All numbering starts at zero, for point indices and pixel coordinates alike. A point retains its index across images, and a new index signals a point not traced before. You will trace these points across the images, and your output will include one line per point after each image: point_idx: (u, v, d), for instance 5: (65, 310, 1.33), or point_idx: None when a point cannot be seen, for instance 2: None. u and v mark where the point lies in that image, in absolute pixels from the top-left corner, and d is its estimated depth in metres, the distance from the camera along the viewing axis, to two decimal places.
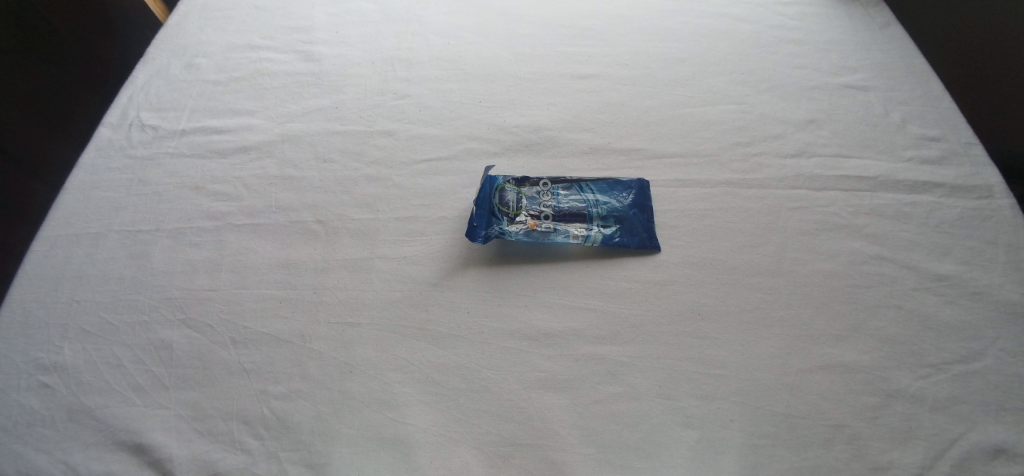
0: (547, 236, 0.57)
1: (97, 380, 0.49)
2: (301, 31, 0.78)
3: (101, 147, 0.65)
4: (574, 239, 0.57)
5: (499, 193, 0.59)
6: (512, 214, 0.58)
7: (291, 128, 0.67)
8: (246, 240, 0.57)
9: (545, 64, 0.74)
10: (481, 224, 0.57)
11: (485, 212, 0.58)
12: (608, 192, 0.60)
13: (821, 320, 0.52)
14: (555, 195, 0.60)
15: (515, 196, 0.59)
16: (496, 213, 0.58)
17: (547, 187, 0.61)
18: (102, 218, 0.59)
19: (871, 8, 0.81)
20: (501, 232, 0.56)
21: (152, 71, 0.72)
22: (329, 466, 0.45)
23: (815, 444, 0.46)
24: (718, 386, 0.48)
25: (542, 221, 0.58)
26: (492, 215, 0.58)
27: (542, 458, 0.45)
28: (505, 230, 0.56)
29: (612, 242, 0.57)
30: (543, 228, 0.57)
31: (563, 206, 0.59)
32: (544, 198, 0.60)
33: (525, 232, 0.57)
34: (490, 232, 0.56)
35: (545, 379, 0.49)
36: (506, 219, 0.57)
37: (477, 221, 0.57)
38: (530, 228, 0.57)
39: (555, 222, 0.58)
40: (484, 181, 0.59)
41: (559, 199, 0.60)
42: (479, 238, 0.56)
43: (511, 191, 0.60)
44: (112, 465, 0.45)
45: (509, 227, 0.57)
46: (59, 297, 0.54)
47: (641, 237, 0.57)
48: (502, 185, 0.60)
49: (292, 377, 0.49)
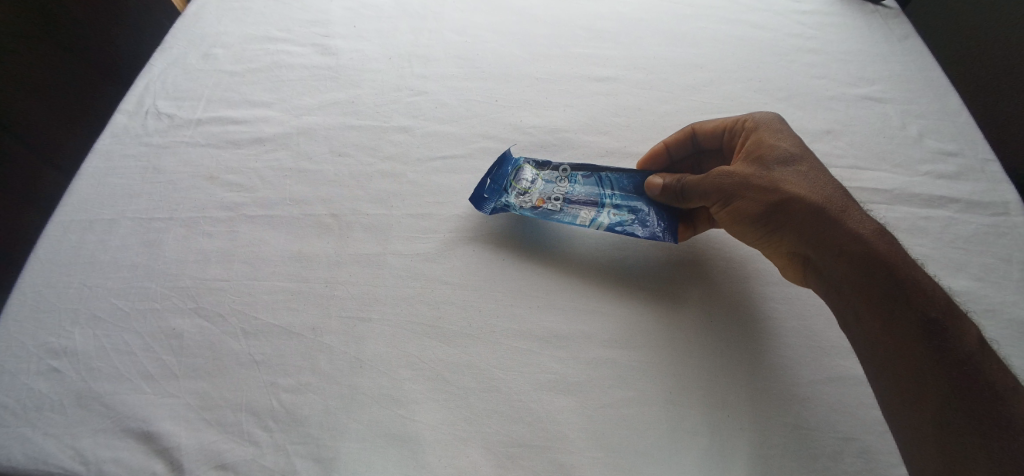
0: (553, 216, 0.58)
1: (108, 366, 0.49)
2: (318, 25, 0.78)
3: (117, 134, 0.65)
4: (580, 222, 0.57)
5: (516, 172, 0.61)
6: (523, 191, 0.59)
7: (306, 121, 0.67)
8: (259, 232, 0.57)
9: (562, 65, 0.73)
10: (491, 197, 0.59)
11: (496, 184, 0.60)
12: (625, 180, 0.60)
13: (832, 332, 0.52)
14: (572, 181, 0.60)
15: (531, 176, 0.61)
16: (508, 188, 0.60)
17: (565, 173, 0.61)
18: (116, 205, 0.59)
19: (890, 20, 0.81)
20: (507, 205, 0.58)
21: (169, 60, 0.72)
22: (337, 461, 0.45)
23: (825, 456, 0.45)
24: (728, 394, 0.48)
25: (550, 201, 0.59)
26: (503, 190, 0.59)
27: (552, 461, 0.45)
28: (511, 204, 0.58)
29: (617, 229, 0.57)
30: (550, 207, 0.58)
31: (576, 193, 0.60)
32: (561, 182, 0.60)
33: (532, 209, 0.58)
34: (497, 206, 0.58)
35: (556, 381, 0.48)
36: (514, 194, 0.59)
37: (488, 193, 0.59)
38: (537, 205, 0.58)
39: (565, 203, 0.59)
40: (502, 159, 0.60)
41: (575, 186, 0.60)
42: (484, 208, 0.58)
43: (528, 171, 0.61)
44: (121, 452, 0.46)
45: (517, 201, 0.58)
46: (72, 282, 0.54)
47: (652, 227, 0.57)
48: (521, 165, 0.61)
49: (302, 370, 0.49)
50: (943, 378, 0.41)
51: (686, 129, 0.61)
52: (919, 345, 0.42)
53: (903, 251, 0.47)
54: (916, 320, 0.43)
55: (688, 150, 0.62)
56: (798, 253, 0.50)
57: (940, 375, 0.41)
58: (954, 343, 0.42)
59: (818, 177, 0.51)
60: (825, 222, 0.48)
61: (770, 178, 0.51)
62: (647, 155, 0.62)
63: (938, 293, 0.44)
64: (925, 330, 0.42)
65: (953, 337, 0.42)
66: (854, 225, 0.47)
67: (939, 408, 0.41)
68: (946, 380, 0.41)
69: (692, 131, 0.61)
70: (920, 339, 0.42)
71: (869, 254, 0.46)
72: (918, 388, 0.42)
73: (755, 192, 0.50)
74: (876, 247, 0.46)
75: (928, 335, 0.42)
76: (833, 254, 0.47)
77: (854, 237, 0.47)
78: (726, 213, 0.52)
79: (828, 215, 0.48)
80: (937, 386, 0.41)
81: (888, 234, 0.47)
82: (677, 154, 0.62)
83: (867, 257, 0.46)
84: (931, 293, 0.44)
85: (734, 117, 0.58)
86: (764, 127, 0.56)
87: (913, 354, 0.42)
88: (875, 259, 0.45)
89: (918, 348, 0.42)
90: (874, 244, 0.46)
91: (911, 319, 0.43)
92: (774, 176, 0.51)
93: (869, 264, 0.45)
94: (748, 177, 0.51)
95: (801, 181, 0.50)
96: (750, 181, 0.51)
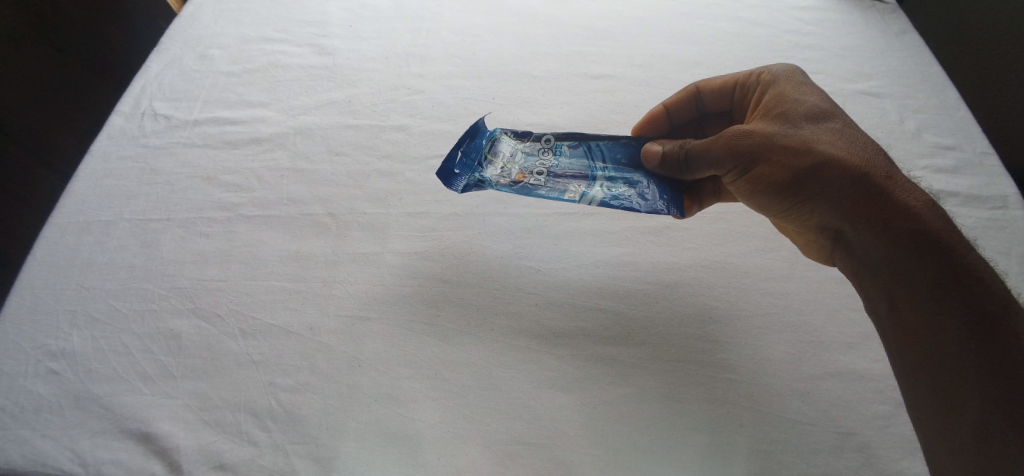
0: (535, 192, 0.52)
1: (106, 368, 0.49)
2: (315, 25, 0.77)
3: (113, 136, 0.65)
4: (570, 198, 0.51)
5: (491, 142, 0.53)
6: (500, 165, 0.52)
7: (303, 121, 0.67)
8: (256, 232, 0.57)
9: (559, 63, 0.73)
10: (462, 172, 0.51)
11: (469, 158, 0.52)
12: (616, 149, 0.54)
13: (833, 327, 0.52)
14: (557, 152, 0.53)
15: (510, 148, 0.53)
16: (483, 162, 0.52)
17: (548, 144, 0.53)
18: (113, 206, 0.59)
19: (888, 15, 0.81)
20: (481, 180, 0.51)
21: (165, 62, 0.72)
22: (336, 460, 0.45)
23: (825, 451, 0.45)
24: (728, 390, 0.48)
25: (532, 176, 0.52)
26: (477, 164, 0.52)
27: (550, 458, 0.45)
28: (486, 179, 0.51)
29: (612, 203, 0.51)
30: (533, 182, 0.52)
31: (562, 167, 0.53)
32: (544, 156, 0.53)
33: (511, 185, 0.51)
34: (470, 183, 0.51)
35: (556, 379, 0.48)
36: (490, 168, 0.52)
37: (459, 168, 0.51)
38: (518, 180, 0.51)
39: (549, 178, 0.52)
40: (475, 128, 0.52)
41: (560, 159, 0.53)
42: (456, 185, 0.51)
43: (505, 143, 0.53)
44: (119, 454, 0.45)
45: (494, 176, 0.51)
46: (69, 284, 0.54)
47: (651, 200, 0.53)
48: (497, 136, 0.53)
49: (301, 370, 0.49)
50: (970, 375, 0.38)
51: (690, 87, 0.61)
52: (946, 335, 0.39)
53: (946, 217, 0.43)
54: (951, 303, 0.39)
55: (689, 110, 0.62)
56: (824, 223, 0.47)
57: (968, 371, 0.38)
58: (1008, 338, 0.38)
59: (847, 136, 0.48)
60: (860, 188, 0.45)
61: (799, 139, 0.47)
62: (644, 120, 0.63)
63: (981, 265, 0.41)
64: (966, 312, 0.39)
65: (1005, 330, 0.38)
66: (891, 190, 0.44)
67: (961, 406, 0.38)
68: (971, 380, 0.38)
69: (696, 89, 0.61)
70: (960, 326, 0.39)
71: (906, 223, 0.43)
72: (937, 382, 0.39)
73: (781, 155, 0.47)
74: (918, 219, 0.42)
75: (973, 325, 0.39)
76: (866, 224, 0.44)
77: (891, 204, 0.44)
78: (747, 181, 0.49)
79: (862, 180, 0.45)
80: (959, 383, 0.38)
81: (929, 200, 0.44)
82: (676, 116, 0.63)
83: (909, 232, 0.42)
84: (983, 277, 0.40)
85: (752, 71, 0.56)
86: (783, 84, 0.53)
87: (942, 343, 0.39)
88: (916, 235, 0.42)
89: (946, 337, 0.39)
90: (913, 211, 0.43)
91: (954, 302, 0.39)
92: (800, 136, 0.47)
93: (909, 238, 0.42)
94: (773, 140, 0.47)
95: (830, 141, 0.47)
96: (776, 143, 0.47)
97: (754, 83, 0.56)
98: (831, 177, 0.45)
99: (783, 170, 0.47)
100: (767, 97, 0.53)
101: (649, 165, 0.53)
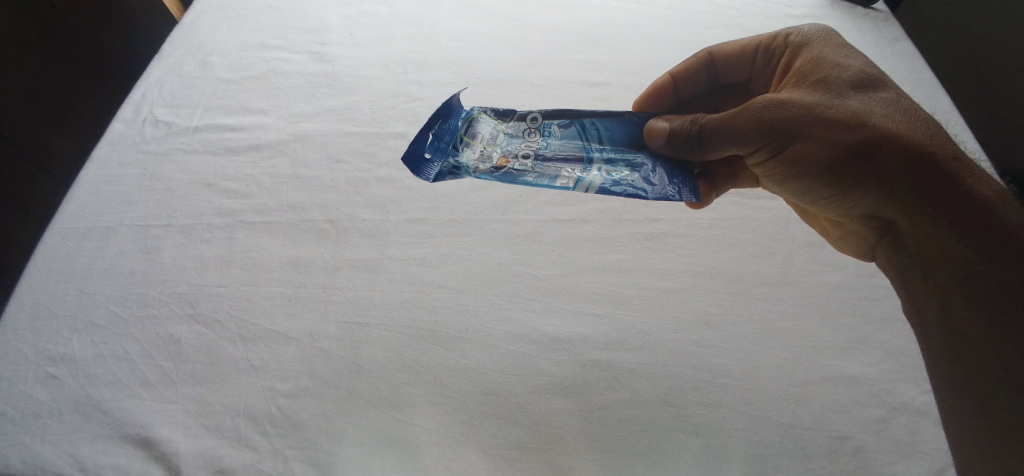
0: (521, 178, 0.50)
1: (106, 373, 0.50)
2: (314, 32, 0.78)
3: (114, 142, 0.65)
4: (562, 185, 0.49)
5: (468, 124, 0.52)
6: (478, 148, 0.51)
7: (303, 128, 0.67)
8: (256, 238, 0.58)
9: (557, 70, 0.74)
10: (435, 158, 0.51)
11: (442, 142, 0.52)
12: (617, 130, 0.51)
13: (827, 332, 0.52)
14: (545, 134, 0.51)
15: (490, 130, 0.52)
16: (459, 145, 0.51)
17: (535, 125, 0.51)
18: (114, 212, 0.59)
19: (881, 23, 0.82)
20: (455, 165, 0.50)
21: (165, 69, 0.73)
22: (336, 465, 0.45)
23: (818, 454, 0.46)
24: (723, 395, 0.48)
25: (516, 160, 0.50)
26: (452, 148, 0.51)
27: (547, 462, 0.46)
28: (461, 164, 0.50)
29: (612, 190, 0.48)
30: (517, 167, 0.50)
31: (552, 149, 0.50)
32: (531, 138, 0.51)
33: (493, 171, 0.50)
34: (442, 170, 0.50)
35: (553, 384, 0.49)
36: (467, 152, 0.51)
37: (431, 154, 0.51)
38: (500, 166, 0.50)
39: (537, 162, 0.50)
40: (450, 112, 0.53)
41: (550, 141, 0.51)
42: (424, 174, 0.51)
43: (485, 124, 0.52)
44: (118, 459, 0.46)
45: (470, 162, 0.50)
46: (69, 290, 0.54)
47: (659, 185, 0.49)
48: (476, 117, 0.52)
49: (300, 375, 0.49)
50: (1014, 387, 0.38)
51: (702, 53, 0.59)
52: (993, 340, 0.39)
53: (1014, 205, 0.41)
54: (1009, 304, 0.38)
55: (700, 78, 0.60)
56: (868, 205, 0.45)
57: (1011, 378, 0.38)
58: None
59: (898, 108, 0.45)
60: (917, 170, 0.42)
61: (848, 112, 0.43)
62: (649, 91, 0.61)
63: None
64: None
65: None
66: (952, 173, 0.41)
67: (1002, 414, 0.38)
68: (1012, 395, 0.38)
69: (708, 55, 0.59)
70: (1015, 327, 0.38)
71: (968, 212, 0.40)
72: (973, 389, 0.40)
73: (825, 131, 0.43)
74: (979, 205, 0.40)
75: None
76: (921, 209, 0.41)
77: (950, 188, 0.41)
78: (782, 159, 0.46)
79: (919, 160, 0.42)
80: (991, 392, 0.39)
81: (995, 186, 0.41)
82: (682, 88, 0.60)
83: (968, 220, 0.40)
84: None
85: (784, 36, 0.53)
86: (820, 49, 0.49)
87: (992, 345, 0.39)
88: (977, 223, 0.40)
89: (997, 339, 0.38)
90: (976, 198, 0.40)
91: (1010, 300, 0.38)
92: (848, 109, 0.44)
93: (969, 227, 0.40)
94: (815, 113, 0.44)
95: (879, 114, 0.44)
96: (819, 117, 0.43)
97: (784, 47, 0.52)
98: (884, 157, 0.42)
99: (826, 147, 0.43)
100: (802, 62, 0.50)
101: (653, 142, 0.50)
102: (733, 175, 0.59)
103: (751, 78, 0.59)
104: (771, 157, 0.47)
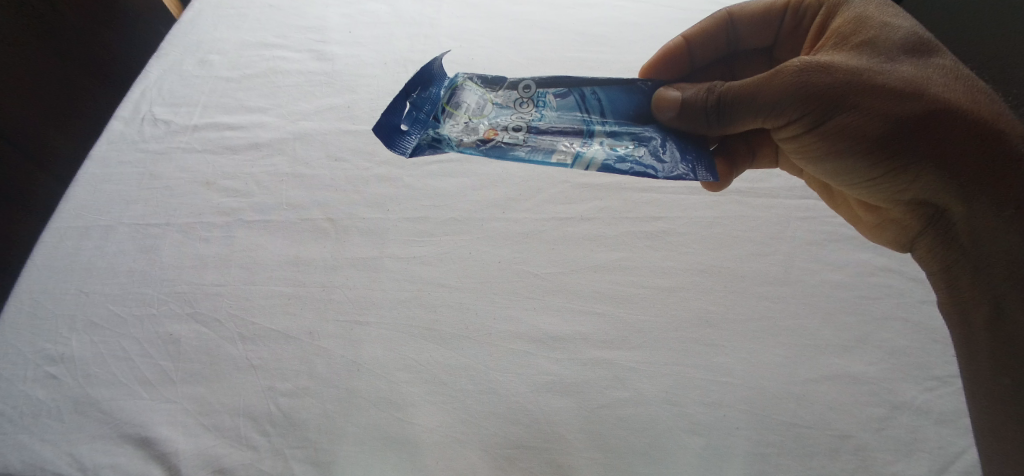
0: (511, 152, 0.46)
1: (104, 372, 0.49)
2: (314, 31, 0.78)
3: (113, 140, 0.65)
4: (558, 160, 0.45)
5: (452, 92, 0.49)
6: (461, 119, 0.48)
7: (302, 126, 0.67)
8: (256, 237, 0.58)
9: (557, 69, 0.74)
10: (413, 132, 0.47)
11: (421, 114, 0.48)
12: (620, 106, 0.49)
13: (828, 330, 0.52)
14: (540, 104, 0.48)
15: (476, 99, 0.49)
16: (440, 116, 0.48)
17: (529, 95, 0.49)
18: (113, 211, 0.59)
19: None
20: (434, 138, 0.47)
21: (164, 67, 0.73)
22: (336, 464, 0.45)
23: (819, 453, 0.46)
24: (724, 394, 0.48)
25: (503, 132, 0.47)
26: (433, 119, 0.48)
27: (548, 461, 0.46)
28: (441, 135, 0.47)
29: (613, 167, 0.45)
30: (505, 139, 0.46)
31: (546, 121, 0.47)
32: (524, 109, 0.48)
33: (478, 144, 0.46)
34: (421, 144, 0.46)
35: (554, 383, 0.49)
36: (447, 123, 0.47)
37: (410, 127, 0.48)
38: (486, 139, 0.47)
39: (529, 135, 0.46)
40: (433, 80, 0.50)
41: (544, 113, 0.48)
42: (401, 149, 0.46)
43: (471, 94, 0.49)
44: (118, 458, 0.46)
45: (451, 134, 0.47)
46: (68, 289, 0.54)
47: (670, 163, 0.46)
48: (460, 86, 0.50)
49: (300, 374, 0.49)
50: None
51: (722, 13, 0.59)
52: None
53: None
54: None
55: (712, 41, 0.59)
56: (918, 184, 0.43)
57: None
58: None
59: (952, 76, 0.43)
60: (974, 148, 0.40)
61: (903, 80, 0.41)
62: (660, 55, 0.59)
63: None
64: None
65: None
66: (1014, 152, 0.40)
67: None
68: None
69: (728, 15, 0.58)
70: None
71: None
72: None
73: (877, 100, 0.41)
74: None
75: None
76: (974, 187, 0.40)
77: (1006, 167, 0.40)
78: (820, 129, 0.44)
79: (977, 134, 0.40)
80: None
81: None
82: (697, 49, 0.59)
83: None
84: None
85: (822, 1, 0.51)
86: (867, 11, 0.47)
87: None
88: None
89: None
90: None
91: None
92: (902, 75, 0.42)
93: None
94: (862, 78, 0.42)
95: (931, 81, 0.42)
96: (869, 82, 0.41)
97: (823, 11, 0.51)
98: (936, 130, 0.40)
99: (872, 117, 0.41)
100: (844, 23, 0.48)
101: (662, 114, 0.48)
102: (752, 155, 0.58)
103: (776, 41, 0.59)
104: (807, 126, 0.45)
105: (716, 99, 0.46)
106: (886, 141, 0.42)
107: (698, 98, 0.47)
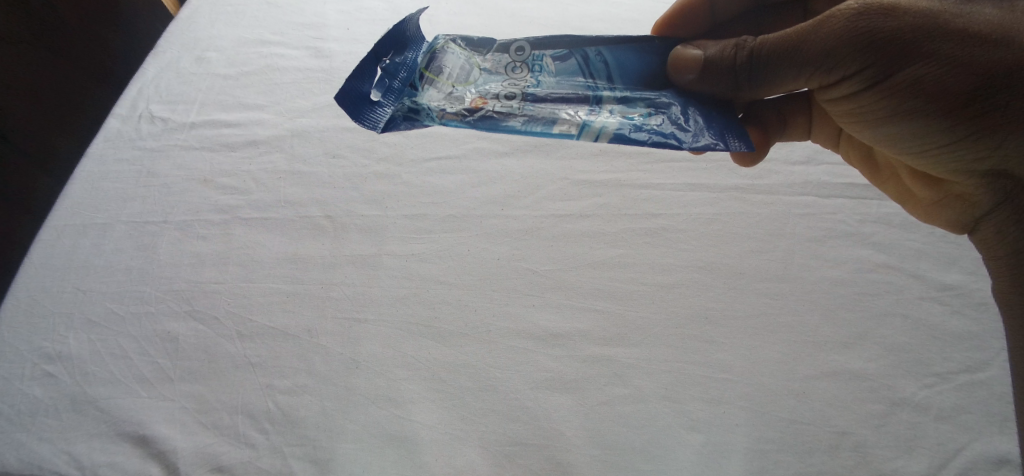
0: (503, 123, 0.43)
1: (102, 371, 0.49)
2: (312, 28, 0.77)
3: (111, 138, 0.65)
4: (563, 131, 0.42)
5: (434, 58, 0.47)
6: (442, 88, 0.45)
7: (301, 124, 0.67)
8: (254, 234, 0.57)
9: None
10: (387, 103, 0.45)
11: (395, 82, 0.46)
12: (633, 73, 0.47)
13: (827, 327, 0.52)
14: (535, 70, 0.47)
15: (460, 66, 0.47)
16: (416, 84, 0.46)
17: (524, 62, 0.47)
18: (110, 209, 0.59)
19: None
20: (412, 106, 0.44)
21: (162, 64, 0.72)
22: (335, 462, 0.45)
23: (820, 450, 0.46)
24: (724, 390, 0.48)
25: (494, 101, 0.44)
26: (410, 87, 0.45)
27: (548, 458, 0.45)
28: (420, 104, 0.44)
29: (626, 137, 0.42)
30: (497, 108, 0.44)
31: (545, 89, 0.45)
32: (518, 78, 0.46)
33: (466, 114, 0.44)
34: (394, 116, 0.43)
35: (553, 379, 0.49)
36: (428, 93, 0.45)
37: (386, 97, 0.45)
38: (473, 108, 0.44)
39: (525, 104, 0.44)
40: (408, 45, 0.48)
41: (542, 82, 0.46)
42: (369, 123, 0.43)
43: (455, 61, 0.47)
44: (115, 456, 0.45)
45: (432, 105, 0.44)
46: (66, 286, 0.54)
47: (694, 132, 0.43)
48: (440, 50, 0.47)
49: (299, 372, 0.49)
50: None
51: None
52: None
53: None
54: None
55: None
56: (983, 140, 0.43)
57: None
58: None
59: None
60: None
61: (981, 25, 0.40)
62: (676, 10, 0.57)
63: None
64: None
65: None
66: None
67: None
68: None
69: None
70: None
71: None
72: None
73: (950, 50, 0.40)
74: None
75: None
76: None
77: None
78: (875, 86, 0.44)
79: None
80: None
81: None
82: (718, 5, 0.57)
83: None
84: None
85: None
86: None
87: None
88: None
89: None
90: None
91: None
92: (979, 20, 0.40)
93: None
94: (932, 25, 0.40)
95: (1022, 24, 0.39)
96: (942, 31, 0.40)
97: None
98: (1013, 87, 0.39)
99: (942, 70, 0.41)
100: None
101: (681, 75, 0.47)
102: (784, 123, 0.59)
103: None
104: (861, 80, 0.44)
105: (758, 55, 0.45)
106: (955, 97, 0.41)
107: (723, 56, 0.45)
